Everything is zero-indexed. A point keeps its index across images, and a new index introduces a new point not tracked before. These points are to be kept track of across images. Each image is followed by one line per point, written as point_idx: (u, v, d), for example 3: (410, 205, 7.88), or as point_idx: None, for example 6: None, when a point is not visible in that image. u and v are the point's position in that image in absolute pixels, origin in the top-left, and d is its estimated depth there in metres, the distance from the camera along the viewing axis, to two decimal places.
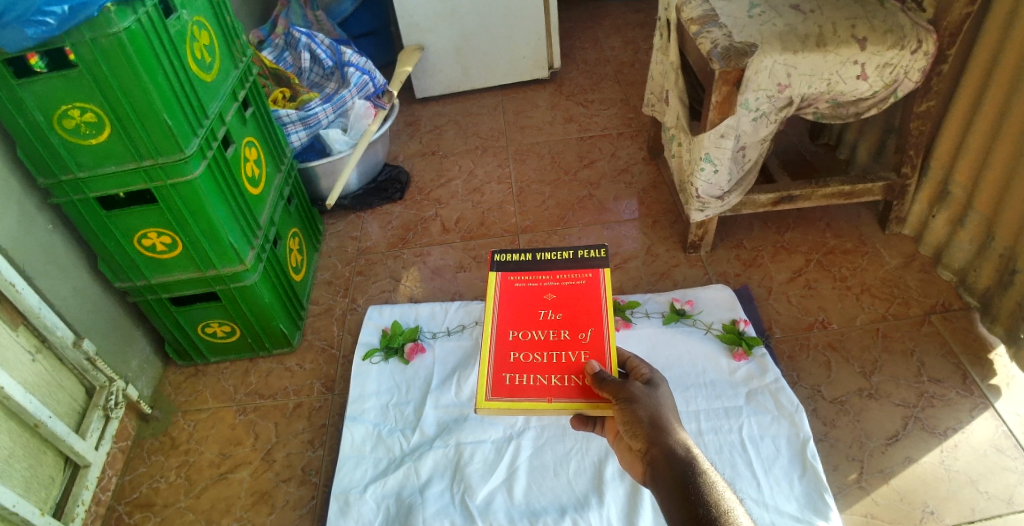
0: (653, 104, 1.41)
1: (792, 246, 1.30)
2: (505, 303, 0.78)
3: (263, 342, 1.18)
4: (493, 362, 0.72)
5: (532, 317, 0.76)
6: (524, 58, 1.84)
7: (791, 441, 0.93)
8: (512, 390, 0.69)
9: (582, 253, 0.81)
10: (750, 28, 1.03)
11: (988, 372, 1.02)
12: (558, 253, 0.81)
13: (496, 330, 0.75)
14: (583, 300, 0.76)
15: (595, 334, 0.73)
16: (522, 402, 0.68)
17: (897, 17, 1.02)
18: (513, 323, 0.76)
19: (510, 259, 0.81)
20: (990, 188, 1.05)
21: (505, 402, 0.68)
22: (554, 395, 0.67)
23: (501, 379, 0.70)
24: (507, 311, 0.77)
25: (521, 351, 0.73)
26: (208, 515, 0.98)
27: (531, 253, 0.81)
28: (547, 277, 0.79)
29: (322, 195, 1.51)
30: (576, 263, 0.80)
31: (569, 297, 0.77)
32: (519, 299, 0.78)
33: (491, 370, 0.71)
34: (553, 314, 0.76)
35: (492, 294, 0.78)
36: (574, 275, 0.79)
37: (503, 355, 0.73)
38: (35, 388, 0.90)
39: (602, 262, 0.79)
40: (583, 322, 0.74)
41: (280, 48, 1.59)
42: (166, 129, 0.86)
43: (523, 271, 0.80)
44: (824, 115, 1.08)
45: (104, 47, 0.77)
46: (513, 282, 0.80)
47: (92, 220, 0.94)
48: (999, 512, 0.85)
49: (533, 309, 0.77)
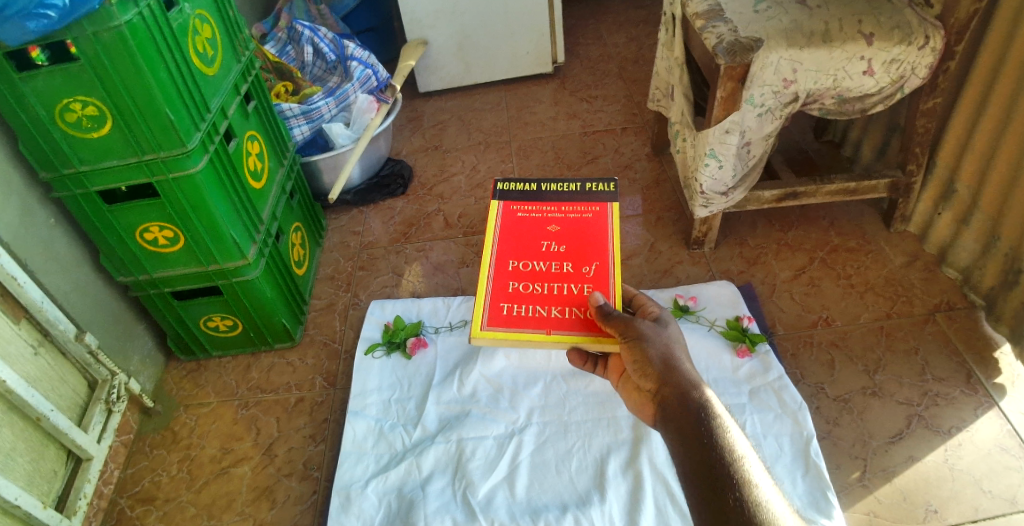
0: (657, 100, 1.40)
1: (796, 243, 1.29)
2: (507, 234, 0.79)
3: (265, 337, 1.18)
4: (492, 291, 0.73)
5: (533, 249, 0.77)
6: (527, 54, 1.83)
7: (794, 439, 0.92)
8: (510, 320, 0.70)
9: (589, 185, 0.82)
10: (756, 24, 1.02)
11: (992, 371, 1.02)
12: (564, 186, 0.83)
13: (497, 259, 0.76)
14: (587, 233, 0.78)
15: (599, 264, 0.74)
16: (521, 332, 0.69)
17: (904, 13, 1.01)
18: (514, 254, 0.77)
19: (515, 188, 0.83)
20: (995, 186, 1.04)
21: (502, 331, 0.69)
22: (553, 327, 0.69)
23: (500, 308, 0.72)
24: (509, 242, 0.78)
25: (521, 281, 0.74)
26: (209, 510, 0.98)
27: (535, 185, 0.83)
28: (552, 208, 0.81)
29: (324, 190, 1.51)
30: (581, 196, 0.81)
31: (573, 230, 0.78)
32: (521, 230, 0.79)
33: (490, 297, 0.73)
34: (556, 246, 0.77)
35: (493, 225, 0.79)
36: (579, 208, 0.80)
37: (503, 284, 0.74)
38: (37, 382, 0.90)
39: (608, 197, 0.81)
40: (587, 253, 0.76)
41: (283, 41, 1.58)
42: (167, 124, 0.85)
43: (527, 200, 0.82)
44: (829, 112, 1.07)
45: (105, 42, 0.77)
46: (516, 211, 0.81)
47: (94, 215, 0.94)
48: (1002, 512, 0.85)
49: (535, 241, 0.78)
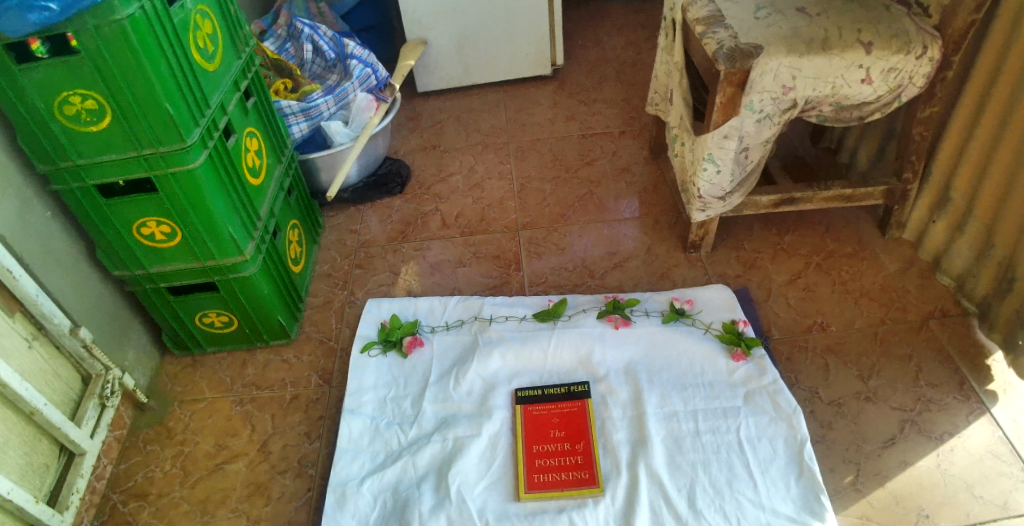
0: (655, 103, 1.40)
1: (791, 248, 1.30)
2: (529, 429, 1.00)
3: (261, 334, 1.18)
4: (525, 464, 0.95)
5: (547, 435, 0.99)
6: (526, 55, 1.83)
7: (788, 442, 0.93)
8: (544, 483, 0.92)
9: (574, 387, 1.04)
10: (756, 30, 1.03)
11: (984, 378, 1.03)
12: (558, 386, 1.05)
13: (525, 444, 0.98)
14: (577, 419, 1.01)
15: (587, 445, 0.97)
16: (554, 491, 0.91)
17: (902, 22, 1.02)
18: (535, 440, 0.98)
19: (529, 393, 1.04)
20: (989, 195, 1.06)
21: (542, 490, 0.91)
22: (571, 483, 0.92)
23: (534, 475, 0.93)
24: (531, 432, 0.99)
25: (545, 458, 0.96)
26: (203, 506, 0.98)
27: (541, 389, 1.05)
28: (552, 405, 1.02)
29: (322, 187, 1.51)
30: (569, 395, 1.03)
31: (569, 419, 1.01)
32: (538, 426, 1.00)
33: (526, 469, 0.94)
34: (560, 431, 0.99)
35: (518, 424, 1.00)
36: (568, 404, 1.02)
37: (532, 461, 0.95)
38: (31, 376, 0.90)
39: (585, 394, 1.03)
40: (579, 437, 0.98)
41: (282, 38, 1.58)
42: (167, 119, 0.85)
43: (538, 401, 1.03)
44: (827, 118, 1.08)
45: (106, 35, 0.77)
46: (533, 411, 1.02)
47: (91, 208, 0.93)
48: (993, 517, 0.86)
49: (548, 428, 1.00)
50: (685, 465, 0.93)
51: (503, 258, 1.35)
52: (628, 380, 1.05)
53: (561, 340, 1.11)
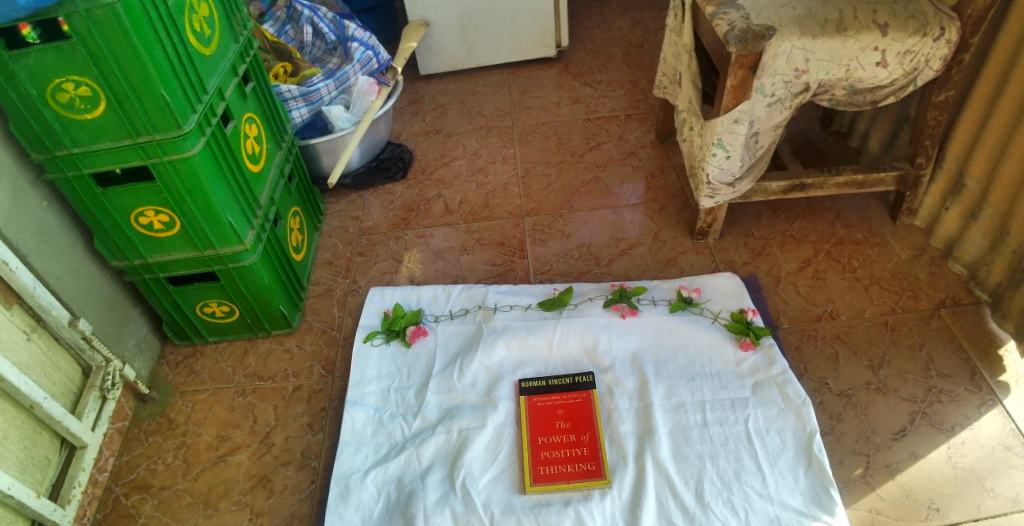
0: (663, 86, 1.37)
1: (800, 235, 1.28)
2: (533, 420, 0.99)
3: (262, 324, 1.17)
4: (529, 457, 0.94)
5: (551, 427, 0.98)
6: (530, 37, 1.79)
7: (797, 435, 0.92)
8: (548, 476, 0.91)
9: (577, 377, 1.03)
10: (768, 11, 1.00)
11: (996, 369, 1.01)
12: (562, 377, 1.04)
13: (529, 437, 0.97)
14: (581, 411, 1.00)
15: (593, 436, 0.96)
16: (557, 485, 0.90)
17: (919, 3, 0.99)
18: (539, 431, 0.98)
19: (533, 384, 1.03)
20: (1005, 182, 1.03)
21: (547, 485, 0.90)
22: (574, 478, 0.91)
23: (539, 469, 0.92)
24: (535, 424, 0.98)
25: (548, 450, 0.95)
26: (205, 499, 0.97)
27: (545, 379, 1.03)
28: (557, 396, 1.01)
29: (324, 174, 1.48)
30: (573, 386, 1.02)
31: (574, 411, 1.00)
32: (541, 417, 0.99)
33: (530, 462, 0.93)
34: (565, 423, 0.98)
35: (521, 415, 1.00)
36: (572, 395, 1.01)
37: (536, 453, 0.94)
38: (29, 369, 0.88)
39: (591, 384, 1.02)
40: (584, 429, 0.97)
41: (281, 20, 1.53)
42: (163, 105, 0.82)
43: (542, 392, 1.02)
44: (839, 102, 1.05)
45: (97, 18, 0.74)
46: (536, 402, 1.01)
47: (86, 197, 0.91)
48: (1003, 511, 0.85)
49: (552, 420, 0.99)
50: (692, 457, 0.92)
51: (507, 245, 1.33)
52: (634, 370, 1.04)
53: (566, 330, 1.10)
